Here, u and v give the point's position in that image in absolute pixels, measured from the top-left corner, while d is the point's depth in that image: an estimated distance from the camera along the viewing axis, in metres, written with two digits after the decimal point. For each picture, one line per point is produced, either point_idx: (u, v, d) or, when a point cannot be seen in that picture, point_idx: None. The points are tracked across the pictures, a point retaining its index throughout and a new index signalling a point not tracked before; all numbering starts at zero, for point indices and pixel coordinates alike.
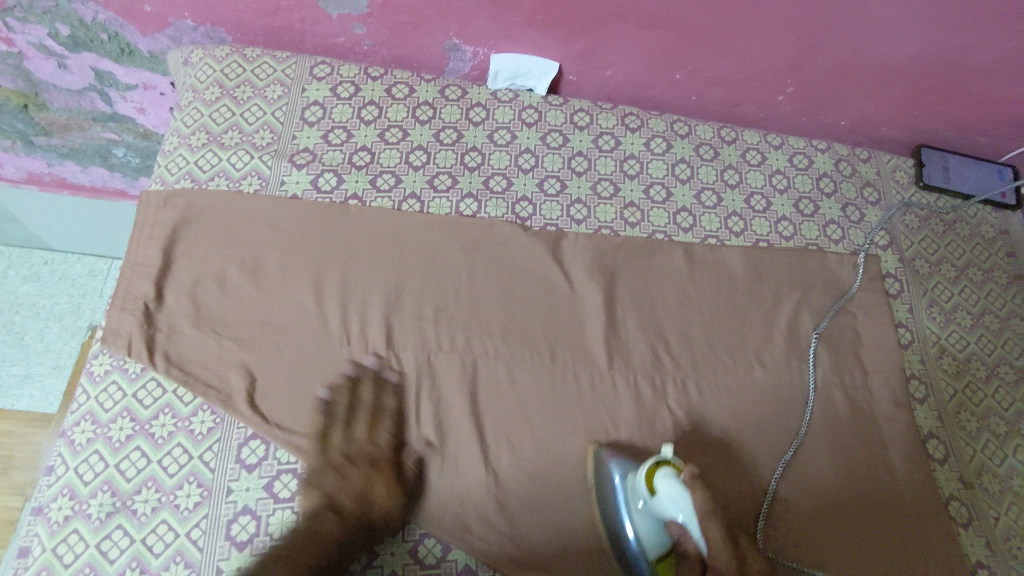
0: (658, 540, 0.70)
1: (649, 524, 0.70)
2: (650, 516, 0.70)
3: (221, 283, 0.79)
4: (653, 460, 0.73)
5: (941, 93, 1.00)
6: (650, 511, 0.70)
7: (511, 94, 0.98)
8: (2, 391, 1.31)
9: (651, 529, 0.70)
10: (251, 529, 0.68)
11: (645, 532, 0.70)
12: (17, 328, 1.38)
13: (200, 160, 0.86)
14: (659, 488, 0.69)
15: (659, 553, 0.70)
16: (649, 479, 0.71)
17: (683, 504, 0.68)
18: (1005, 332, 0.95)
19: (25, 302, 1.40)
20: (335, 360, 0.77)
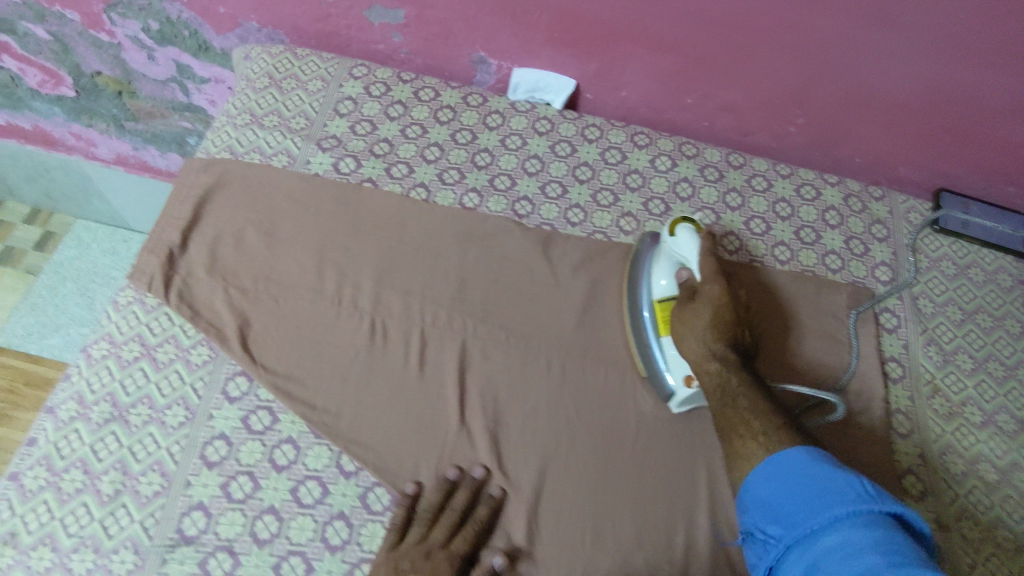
0: (668, 286, 0.84)
1: (665, 266, 0.85)
2: (667, 260, 0.86)
3: (238, 240, 0.89)
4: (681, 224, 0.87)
5: (954, 134, 1.00)
6: (668, 254, 0.85)
7: (529, 106, 1.06)
8: (70, 346, 1.47)
9: (664, 273, 0.85)
10: (222, 452, 0.76)
11: (660, 273, 0.86)
12: (91, 293, 1.55)
13: (241, 136, 0.99)
14: (679, 234, 0.84)
15: (664, 297, 0.85)
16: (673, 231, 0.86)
17: (691, 247, 0.83)
18: (1010, 381, 0.90)
19: (102, 272, 1.58)
20: (325, 316, 0.85)
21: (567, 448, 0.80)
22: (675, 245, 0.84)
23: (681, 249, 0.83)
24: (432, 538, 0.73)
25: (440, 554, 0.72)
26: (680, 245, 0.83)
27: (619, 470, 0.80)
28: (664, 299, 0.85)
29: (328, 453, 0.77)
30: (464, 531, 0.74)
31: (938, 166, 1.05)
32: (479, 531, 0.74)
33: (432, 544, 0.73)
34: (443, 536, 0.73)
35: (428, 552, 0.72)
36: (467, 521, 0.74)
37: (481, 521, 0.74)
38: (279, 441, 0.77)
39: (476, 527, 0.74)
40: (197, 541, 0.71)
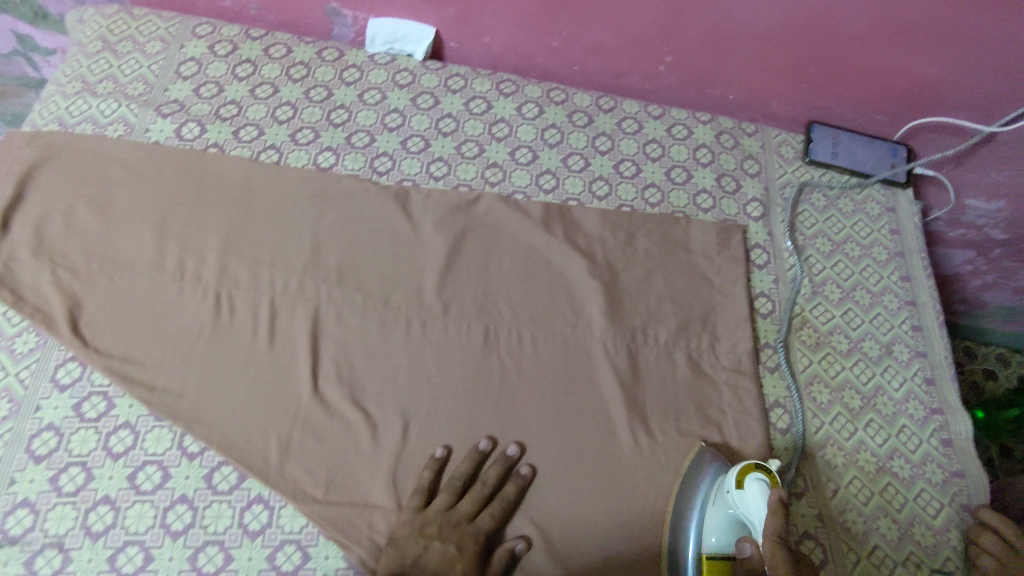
0: (722, 544, 0.69)
1: (722, 522, 0.70)
2: (727, 514, 0.70)
3: (67, 217, 0.83)
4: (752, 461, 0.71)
5: (823, 65, 0.96)
6: (732, 507, 0.70)
7: (389, 58, 1.01)
8: None
9: (722, 530, 0.70)
10: (51, 444, 0.71)
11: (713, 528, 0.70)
12: None
13: (70, 106, 0.91)
14: (747, 486, 0.68)
15: (719, 559, 0.69)
16: (741, 475, 0.70)
17: (761, 510, 0.66)
18: (876, 307, 0.91)
19: None
20: (166, 292, 0.80)
21: (431, 411, 0.77)
22: (744, 503, 0.68)
23: (745, 515, 0.67)
24: (460, 508, 0.72)
25: (465, 528, 0.71)
26: (750, 509, 0.67)
27: (483, 426, 0.77)
28: (714, 556, 0.69)
29: (170, 435, 0.73)
30: (489, 507, 0.72)
31: (811, 100, 1.02)
32: (505, 508, 0.72)
33: (459, 516, 0.71)
34: (472, 507, 0.72)
35: (456, 524, 0.71)
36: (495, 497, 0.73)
37: (508, 498, 0.73)
38: (116, 427, 0.73)
39: (503, 504, 0.72)
40: (23, 540, 0.66)
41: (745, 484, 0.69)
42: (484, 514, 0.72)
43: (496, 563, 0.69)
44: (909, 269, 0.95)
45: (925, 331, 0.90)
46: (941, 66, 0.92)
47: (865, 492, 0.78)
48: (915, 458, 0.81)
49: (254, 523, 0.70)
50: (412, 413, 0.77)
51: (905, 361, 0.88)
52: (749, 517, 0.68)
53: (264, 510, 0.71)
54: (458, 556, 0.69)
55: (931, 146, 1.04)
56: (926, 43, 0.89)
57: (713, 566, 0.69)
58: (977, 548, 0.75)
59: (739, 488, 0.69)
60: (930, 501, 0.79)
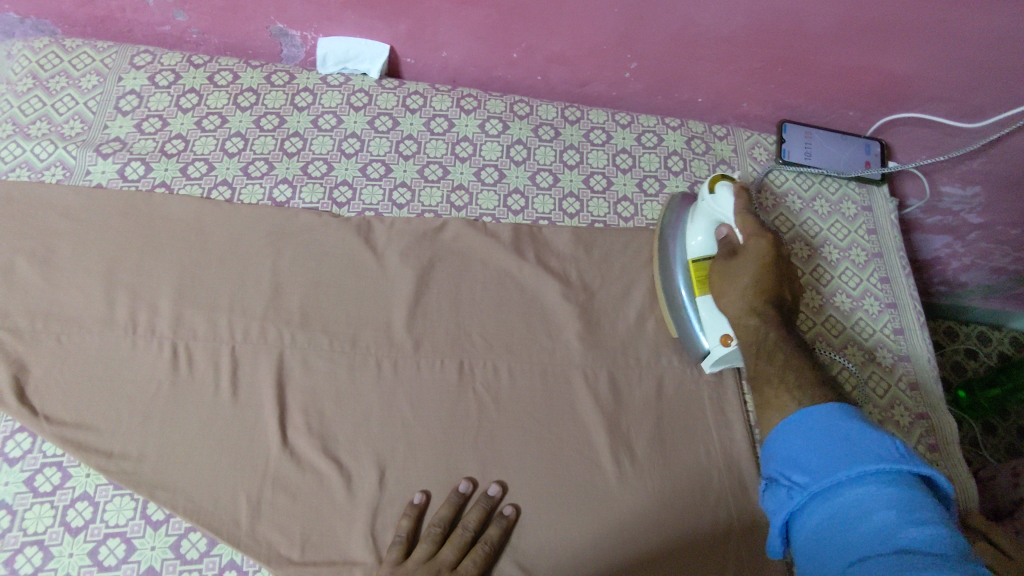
0: (706, 244, 0.80)
1: (698, 221, 0.82)
2: (704, 219, 0.82)
3: (8, 274, 0.78)
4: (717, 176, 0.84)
5: (792, 65, 0.93)
6: (706, 211, 0.82)
7: (342, 79, 0.97)
8: None
9: (700, 231, 0.81)
10: (4, 523, 0.67)
11: (696, 231, 0.82)
12: None
13: (2, 152, 0.86)
14: (717, 190, 0.81)
15: (700, 256, 0.81)
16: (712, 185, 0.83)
17: (731, 207, 0.79)
18: (856, 313, 0.90)
19: None
20: (119, 349, 0.76)
21: (408, 455, 0.74)
22: (716, 203, 0.81)
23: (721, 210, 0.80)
24: (443, 556, 0.68)
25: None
26: (721, 205, 0.80)
27: (463, 467, 0.74)
28: (697, 260, 0.81)
29: (132, 504, 0.69)
30: (472, 552, 0.69)
31: (782, 99, 1.00)
32: (489, 553, 0.69)
33: (440, 563, 0.68)
34: (454, 554, 0.69)
35: (437, 572, 0.67)
36: (479, 541, 0.70)
37: (491, 541, 0.69)
38: (73, 499, 0.69)
39: (487, 548, 0.69)
40: None
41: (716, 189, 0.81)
42: (468, 560, 0.68)
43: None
44: (887, 270, 0.94)
45: (907, 333, 0.89)
46: (911, 60, 0.89)
47: None
48: None
49: None
50: (388, 459, 0.74)
51: (889, 366, 0.86)
52: (722, 212, 0.80)
53: None
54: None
55: (905, 139, 1.02)
56: (895, 38, 0.87)
57: (697, 266, 0.80)
58: None
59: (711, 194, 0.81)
60: None
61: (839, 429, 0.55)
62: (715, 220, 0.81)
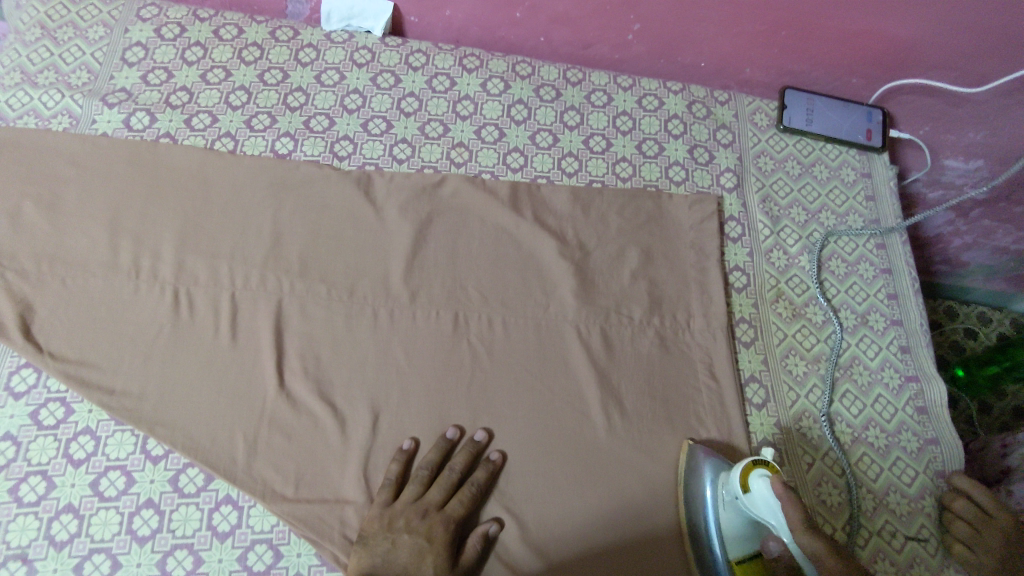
0: (747, 542, 0.68)
1: (739, 527, 0.68)
2: (741, 515, 0.68)
3: (14, 216, 0.80)
4: (752, 460, 0.69)
5: (794, 29, 0.93)
6: (743, 511, 0.68)
7: (346, 36, 0.97)
8: None
9: (739, 525, 0.68)
10: (9, 454, 0.69)
11: (732, 528, 0.68)
12: None
13: (10, 99, 0.87)
14: (754, 486, 0.66)
15: (744, 559, 0.68)
16: (743, 477, 0.68)
17: (776, 512, 0.65)
18: (850, 278, 0.90)
19: None
20: (122, 292, 0.77)
21: (402, 402, 0.76)
22: (756, 506, 0.66)
23: (767, 515, 0.66)
24: (430, 497, 0.70)
25: (434, 516, 0.69)
26: (761, 507, 0.66)
27: (455, 415, 0.76)
28: (745, 565, 0.67)
29: (133, 439, 0.71)
30: (459, 494, 0.71)
31: (785, 65, 0.99)
32: (475, 495, 0.71)
33: (427, 503, 0.70)
34: (441, 495, 0.71)
35: (425, 512, 0.69)
36: (466, 483, 0.72)
37: (478, 484, 0.71)
38: (76, 433, 0.71)
39: (473, 489, 0.71)
40: None
41: (751, 486, 0.67)
42: (455, 501, 0.70)
43: (470, 549, 0.68)
44: (884, 237, 0.94)
45: (901, 299, 0.89)
46: (915, 24, 0.89)
47: (841, 464, 0.78)
48: (890, 428, 0.81)
49: (223, 524, 0.68)
50: (381, 405, 0.75)
51: (880, 331, 0.87)
52: (769, 522, 0.66)
53: (233, 510, 0.69)
54: (427, 547, 0.67)
55: (909, 109, 1.02)
56: (899, 2, 0.86)
57: (749, 574, 0.67)
58: (951, 514, 0.75)
59: (745, 492, 0.67)
60: (905, 469, 0.78)
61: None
62: (755, 523, 0.68)
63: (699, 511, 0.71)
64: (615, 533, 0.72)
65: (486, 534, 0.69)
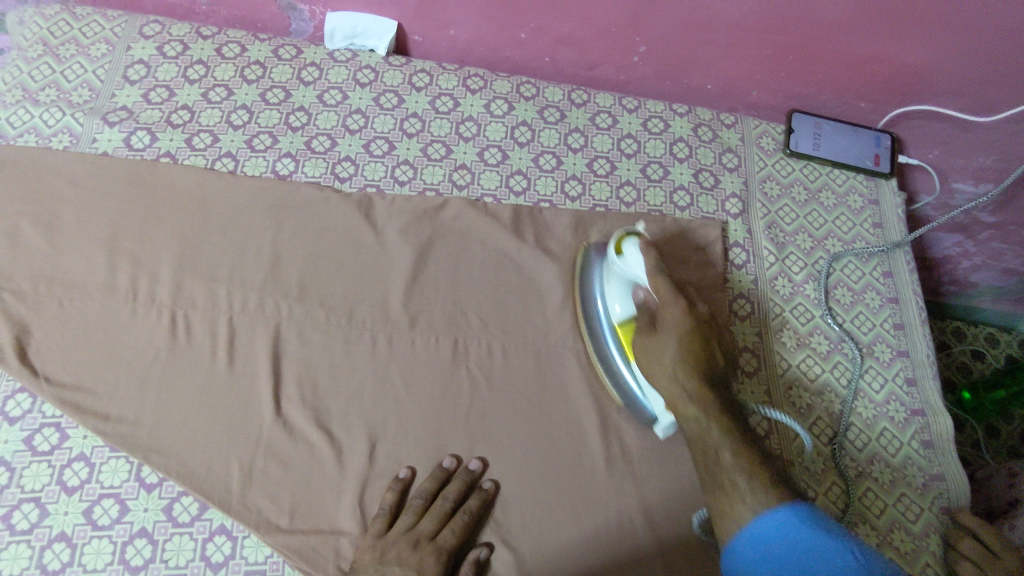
0: (624, 308, 0.76)
1: (618, 288, 0.77)
2: (620, 279, 0.77)
3: (11, 237, 0.79)
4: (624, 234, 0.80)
5: (802, 53, 0.92)
6: (620, 271, 0.77)
7: (349, 55, 0.97)
8: None
9: (619, 295, 0.76)
10: (2, 480, 0.69)
11: (613, 297, 0.77)
12: None
13: (11, 117, 0.87)
14: (625, 250, 0.76)
15: (624, 319, 0.76)
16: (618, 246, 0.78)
17: (642, 266, 0.74)
18: (856, 306, 0.89)
19: None
20: (119, 315, 0.77)
21: (400, 430, 0.75)
22: (627, 266, 0.76)
23: (634, 270, 0.75)
24: (422, 527, 0.69)
25: (426, 546, 0.68)
26: (631, 266, 0.75)
27: (453, 444, 0.75)
28: (622, 322, 0.76)
29: (127, 466, 0.71)
30: (451, 523, 0.70)
31: (793, 89, 0.98)
32: (468, 524, 0.70)
33: (419, 533, 0.69)
34: (433, 525, 0.70)
35: (417, 542, 0.68)
36: (458, 512, 0.71)
37: (470, 513, 0.70)
38: (70, 459, 0.70)
39: (465, 518, 0.70)
40: None
41: (622, 249, 0.77)
42: (447, 530, 0.69)
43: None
44: (891, 265, 0.92)
45: (907, 329, 0.88)
46: (925, 51, 0.88)
47: (844, 499, 0.76)
48: (896, 463, 0.79)
49: (217, 555, 0.68)
50: (379, 433, 0.74)
51: (886, 362, 0.86)
52: (635, 274, 0.75)
53: (227, 540, 0.69)
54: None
55: (918, 134, 1.00)
56: (908, 28, 0.85)
57: (626, 330, 0.76)
58: (957, 554, 0.73)
59: (620, 254, 0.77)
60: (910, 506, 0.77)
61: (806, 539, 0.55)
62: (630, 281, 0.77)
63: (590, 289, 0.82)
64: (608, 566, 0.71)
65: (478, 563, 0.69)
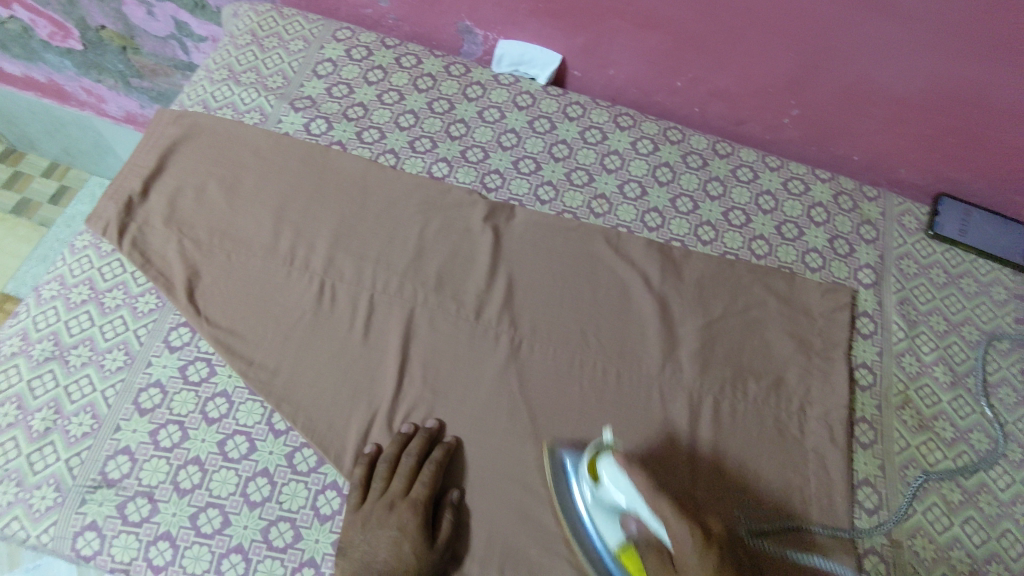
0: (614, 530, 0.70)
1: (606, 516, 0.71)
2: (607, 508, 0.71)
3: (199, 192, 0.89)
4: (596, 447, 0.74)
5: (959, 135, 0.92)
6: (601, 503, 0.71)
7: (512, 79, 1.04)
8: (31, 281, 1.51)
9: (609, 527, 0.71)
10: (156, 400, 0.76)
11: (609, 526, 0.71)
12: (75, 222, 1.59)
13: (215, 92, 0.99)
14: (602, 474, 0.71)
15: (622, 544, 0.70)
16: (594, 467, 0.73)
17: (628, 497, 0.68)
18: (988, 399, 0.85)
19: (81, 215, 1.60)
20: (275, 274, 0.84)
21: (509, 428, 0.78)
22: (604, 491, 0.71)
23: (618, 494, 0.69)
24: (393, 487, 0.73)
25: (402, 504, 0.71)
26: (611, 491, 0.70)
27: (558, 455, 0.76)
28: (621, 546, 0.70)
29: (260, 410, 0.77)
30: (420, 476, 0.73)
31: (942, 171, 0.98)
32: (435, 473, 0.73)
33: (393, 494, 0.72)
34: (403, 484, 0.73)
35: (392, 504, 0.71)
36: (423, 465, 0.74)
37: (436, 462, 0.74)
38: (214, 394, 0.77)
39: (433, 467, 0.73)
40: (119, 484, 0.71)
41: (599, 473, 0.71)
42: (418, 483, 0.73)
43: (444, 524, 0.71)
44: None
45: None
46: None
47: None
48: (1015, 567, 0.74)
49: (325, 507, 0.72)
50: (487, 428, 0.77)
51: (1016, 462, 0.81)
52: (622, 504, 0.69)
53: (337, 496, 0.73)
54: (401, 535, 0.69)
55: None
56: None
57: (629, 556, 0.69)
58: None
59: (597, 483, 0.72)
60: None
61: None
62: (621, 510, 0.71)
63: (564, 477, 0.75)
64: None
65: (455, 507, 0.73)
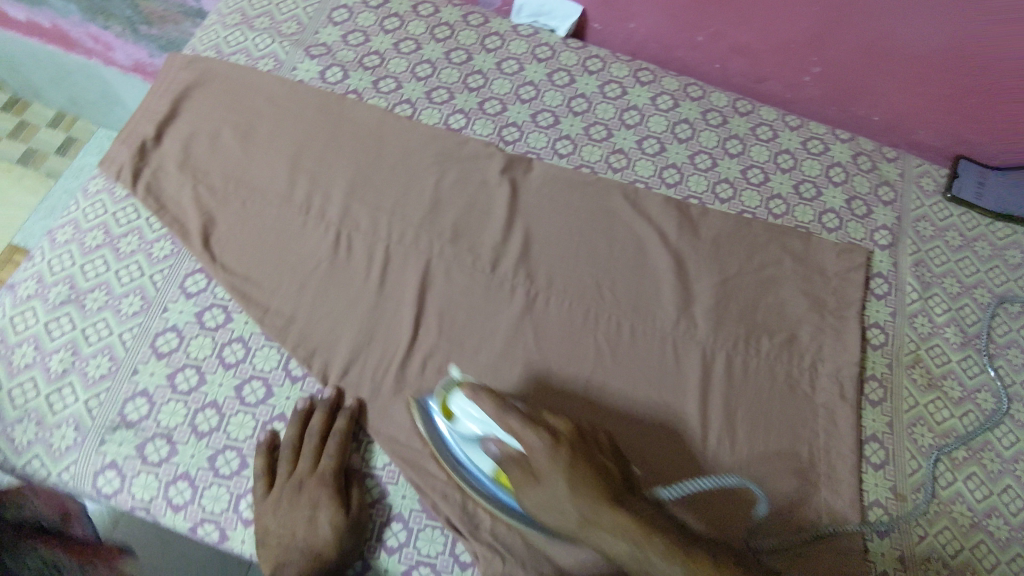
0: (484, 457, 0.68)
1: (475, 451, 0.69)
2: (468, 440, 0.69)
3: (212, 137, 0.88)
4: (445, 388, 0.71)
5: (982, 96, 0.90)
6: (459, 432, 0.69)
7: (531, 31, 1.02)
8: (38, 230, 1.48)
9: (479, 452, 0.68)
10: (173, 344, 0.76)
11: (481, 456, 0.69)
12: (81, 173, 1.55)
13: (229, 37, 0.97)
14: (455, 410, 0.68)
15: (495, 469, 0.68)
16: (447, 406, 0.70)
17: (479, 422, 0.66)
18: (998, 360, 0.85)
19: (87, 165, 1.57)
20: (290, 223, 0.84)
21: (524, 379, 0.78)
22: (459, 424, 0.68)
23: (472, 426, 0.67)
24: (302, 466, 0.70)
25: (310, 481, 0.69)
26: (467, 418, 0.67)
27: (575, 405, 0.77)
28: (494, 473, 0.68)
29: (277, 356, 0.77)
30: (326, 450, 0.71)
31: (963, 134, 0.97)
32: (342, 444, 0.72)
33: (300, 475, 0.70)
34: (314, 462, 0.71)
35: (301, 483, 0.69)
36: (328, 440, 0.72)
37: (340, 433, 0.72)
38: (230, 340, 0.77)
39: (337, 440, 0.72)
40: (138, 426, 0.72)
41: (453, 410, 0.69)
42: (324, 457, 0.71)
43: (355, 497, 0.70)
44: None
45: None
46: None
47: (957, 544, 0.73)
48: (1017, 523, 0.75)
49: None
50: (502, 378, 0.78)
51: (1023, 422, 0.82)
52: (478, 430, 0.66)
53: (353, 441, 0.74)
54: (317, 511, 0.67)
55: None
56: None
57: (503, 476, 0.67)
58: None
59: (452, 418, 0.69)
60: None
61: None
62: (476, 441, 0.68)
63: (431, 420, 0.73)
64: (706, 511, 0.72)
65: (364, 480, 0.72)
